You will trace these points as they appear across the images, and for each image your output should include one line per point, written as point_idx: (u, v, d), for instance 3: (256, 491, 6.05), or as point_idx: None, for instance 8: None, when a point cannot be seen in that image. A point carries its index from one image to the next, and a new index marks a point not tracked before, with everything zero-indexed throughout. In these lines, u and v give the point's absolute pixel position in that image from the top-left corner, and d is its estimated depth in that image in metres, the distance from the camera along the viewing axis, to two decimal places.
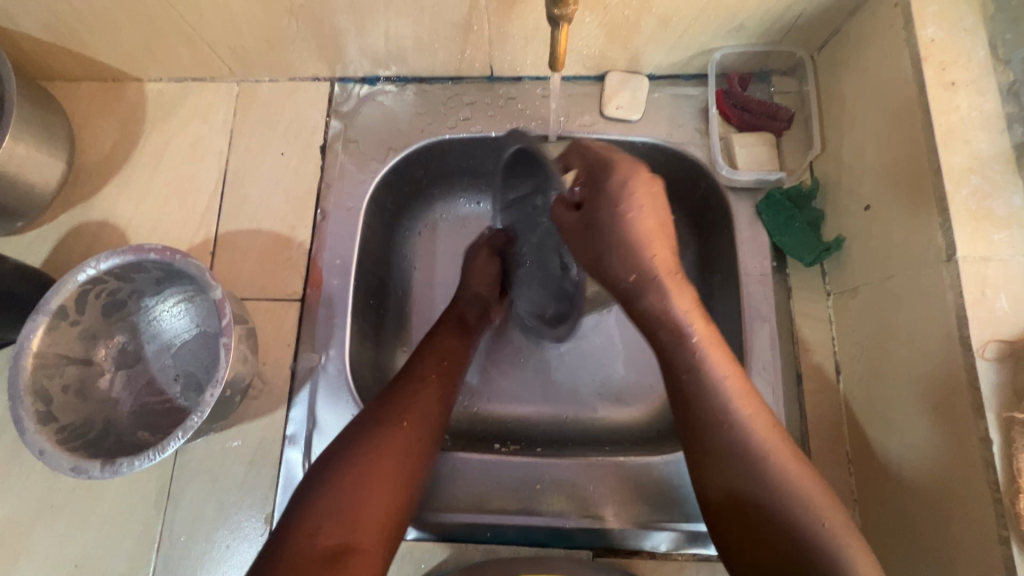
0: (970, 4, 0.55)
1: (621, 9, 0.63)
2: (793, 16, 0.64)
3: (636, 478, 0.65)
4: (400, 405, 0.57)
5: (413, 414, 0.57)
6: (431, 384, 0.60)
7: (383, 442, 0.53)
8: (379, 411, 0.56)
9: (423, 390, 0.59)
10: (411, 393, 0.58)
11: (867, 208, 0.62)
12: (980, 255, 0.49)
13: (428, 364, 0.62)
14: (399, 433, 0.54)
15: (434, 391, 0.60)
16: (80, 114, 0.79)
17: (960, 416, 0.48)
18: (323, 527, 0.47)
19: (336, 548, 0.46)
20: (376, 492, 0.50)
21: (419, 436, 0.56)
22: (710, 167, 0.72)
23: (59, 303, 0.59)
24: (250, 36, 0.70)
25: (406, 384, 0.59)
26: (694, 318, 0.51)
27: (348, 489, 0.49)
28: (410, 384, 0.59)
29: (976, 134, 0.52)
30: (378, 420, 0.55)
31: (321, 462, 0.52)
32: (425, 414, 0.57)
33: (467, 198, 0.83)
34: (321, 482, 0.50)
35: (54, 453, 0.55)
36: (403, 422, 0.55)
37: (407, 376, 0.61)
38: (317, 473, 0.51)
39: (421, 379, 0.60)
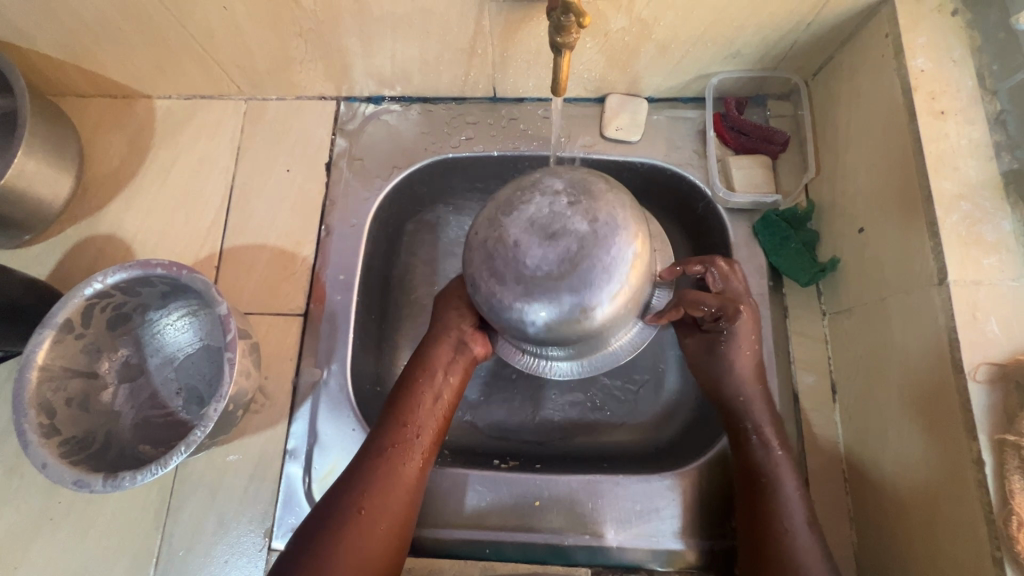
0: (957, 36, 0.57)
1: (622, 35, 0.65)
2: (788, 44, 0.67)
3: (634, 494, 0.66)
4: (358, 492, 0.56)
5: (373, 504, 0.56)
6: (394, 465, 0.58)
7: (341, 540, 0.53)
8: (341, 502, 0.56)
9: (386, 472, 0.57)
10: (374, 476, 0.57)
11: (861, 231, 0.63)
12: (970, 279, 0.50)
13: (393, 438, 0.59)
14: (359, 527, 0.54)
15: (399, 472, 0.57)
16: (90, 129, 0.80)
17: (953, 438, 0.49)
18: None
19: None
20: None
21: (382, 526, 0.55)
22: (708, 188, 0.73)
23: (66, 316, 0.60)
24: (260, 57, 0.72)
25: (371, 465, 0.57)
26: (757, 393, 0.62)
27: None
28: (380, 468, 0.57)
29: (965, 161, 0.53)
30: (335, 516, 0.55)
31: (289, 550, 0.54)
32: (387, 499, 0.56)
33: None
34: (289, 571, 0.52)
35: (57, 466, 0.55)
36: (361, 511, 0.55)
37: (370, 454, 0.58)
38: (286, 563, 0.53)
39: (387, 458, 0.58)
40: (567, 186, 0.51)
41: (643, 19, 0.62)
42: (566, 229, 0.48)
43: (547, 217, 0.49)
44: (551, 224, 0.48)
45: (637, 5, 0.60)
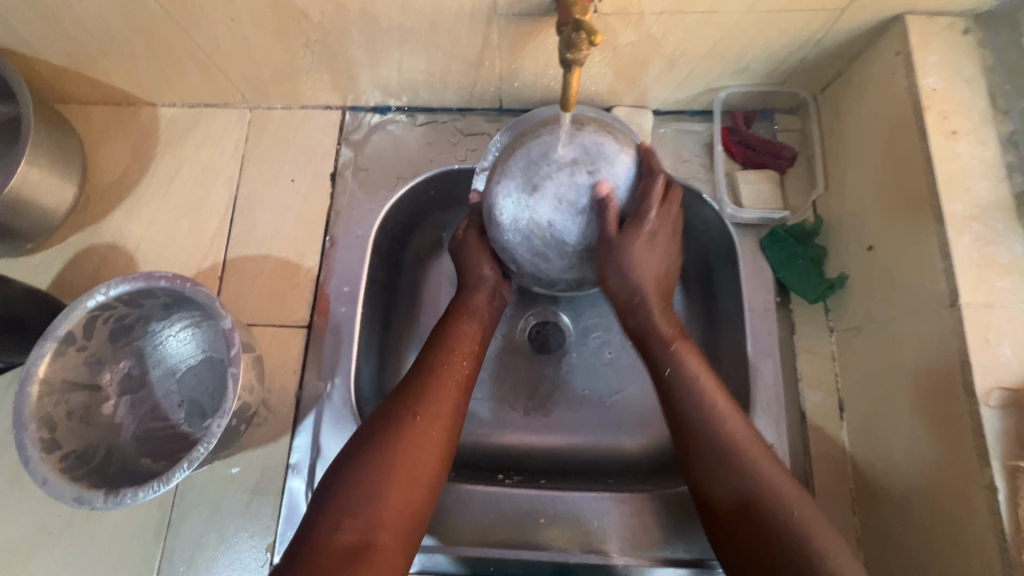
0: (968, 55, 0.57)
1: (631, 50, 0.65)
2: (797, 60, 0.66)
3: (640, 512, 0.65)
4: (413, 397, 0.56)
5: (426, 405, 0.56)
6: (446, 375, 0.58)
7: (401, 436, 0.53)
8: (395, 405, 0.56)
9: (438, 383, 0.58)
10: (427, 382, 0.57)
11: (870, 249, 0.63)
12: (983, 302, 0.50)
13: (443, 351, 0.60)
14: (416, 425, 0.54)
15: (450, 380, 0.58)
16: (93, 137, 0.80)
17: (965, 463, 0.49)
18: (345, 520, 0.48)
19: (357, 544, 0.47)
20: (396, 485, 0.50)
21: (437, 425, 0.55)
22: (715, 203, 0.73)
23: (68, 328, 0.59)
24: (265, 67, 0.71)
25: (422, 375, 0.58)
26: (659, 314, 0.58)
27: (368, 481, 0.50)
28: (426, 377, 0.58)
29: (977, 182, 0.53)
30: (391, 414, 0.55)
31: (345, 455, 0.53)
32: (441, 405, 0.56)
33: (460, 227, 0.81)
34: (347, 469, 0.51)
35: (58, 482, 0.54)
36: (417, 414, 0.55)
37: (423, 366, 0.59)
38: (343, 465, 0.52)
39: (436, 369, 0.59)
40: (579, 154, 0.54)
41: (652, 35, 0.62)
42: (593, 206, 0.53)
43: (572, 192, 0.53)
44: (578, 200, 0.53)
45: (647, 21, 0.60)
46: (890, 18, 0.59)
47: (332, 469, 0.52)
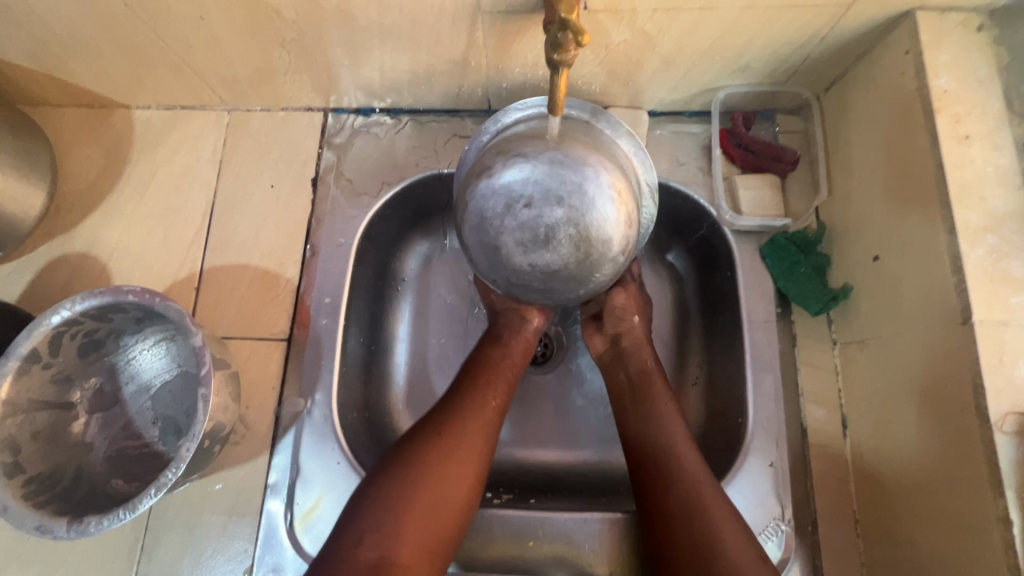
0: (983, 54, 0.54)
1: (624, 48, 0.61)
2: (800, 58, 0.63)
3: (631, 534, 0.63)
4: (446, 421, 0.54)
5: (467, 427, 0.54)
6: (481, 400, 0.57)
7: (430, 458, 0.51)
8: (427, 426, 0.54)
9: (474, 407, 0.56)
10: (463, 404, 0.56)
11: (876, 259, 0.59)
12: (997, 319, 0.47)
13: (477, 376, 0.59)
14: (448, 449, 0.52)
15: (484, 406, 0.57)
16: (65, 141, 0.76)
17: (976, 491, 0.46)
18: (366, 536, 0.46)
19: (379, 560, 0.45)
20: (420, 507, 0.48)
21: (469, 452, 0.53)
22: (713, 209, 0.70)
23: (30, 346, 0.56)
24: (242, 68, 0.68)
25: (458, 399, 0.57)
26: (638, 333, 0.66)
27: (396, 494, 0.49)
28: (468, 396, 0.56)
29: (992, 191, 0.50)
30: (422, 435, 0.53)
31: (374, 473, 0.51)
32: (473, 429, 0.54)
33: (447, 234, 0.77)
34: (376, 487, 0.50)
35: (19, 510, 0.52)
36: (447, 436, 0.53)
37: (457, 389, 0.58)
38: (371, 482, 0.50)
39: (472, 394, 0.57)
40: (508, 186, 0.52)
41: (646, 32, 0.59)
42: (552, 223, 0.51)
43: (529, 229, 0.51)
44: (538, 231, 0.51)
45: (640, 18, 0.56)
46: (900, 14, 0.56)
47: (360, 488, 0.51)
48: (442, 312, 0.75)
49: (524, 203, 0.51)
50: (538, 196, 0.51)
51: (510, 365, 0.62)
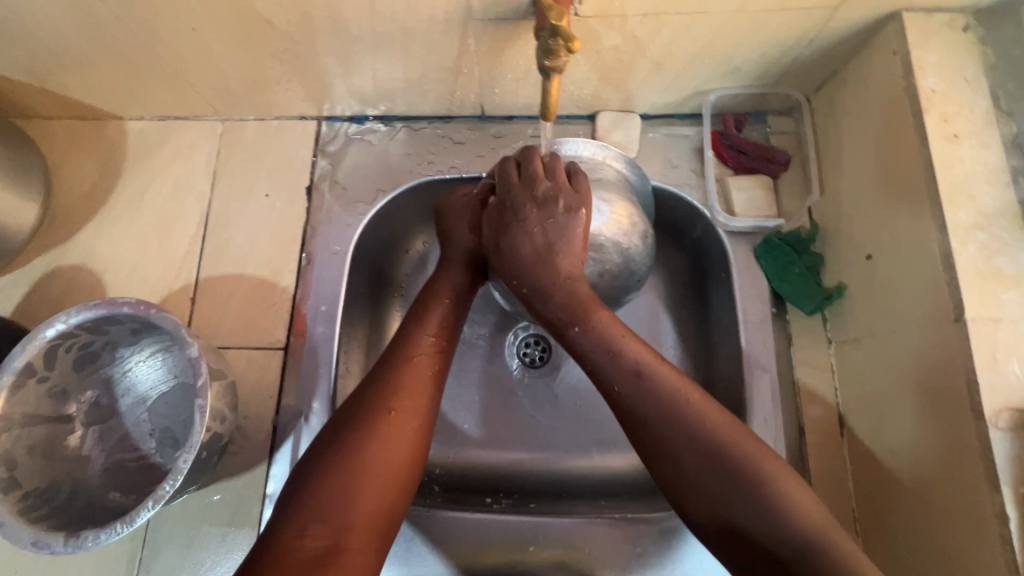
0: (969, 53, 0.54)
1: (615, 53, 0.62)
2: (790, 60, 0.63)
3: (632, 536, 0.63)
4: (386, 395, 0.52)
5: (401, 399, 0.52)
6: (423, 370, 0.55)
7: (373, 438, 0.49)
8: (369, 403, 0.52)
9: (413, 377, 0.54)
10: (404, 376, 0.54)
11: (869, 257, 0.60)
12: (989, 316, 0.47)
13: (417, 344, 0.57)
14: (393, 425, 0.51)
15: (426, 374, 0.55)
16: (58, 154, 0.76)
17: (973, 487, 0.46)
18: (311, 525, 0.44)
19: (326, 549, 0.44)
20: (369, 488, 0.47)
21: (413, 425, 0.52)
22: (706, 210, 0.70)
23: (25, 361, 0.56)
24: (234, 78, 0.68)
25: (398, 370, 0.54)
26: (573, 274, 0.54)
27: (337, 477, 0.47)
28: (395, 367, 0.55)
29: (981, 189, 0.50)
30: (364, 414, 0.51)
31: (314, 458, 0.49)
32: (418, 402, 0.53)
33: None
34: (316, 472, 0.47)
35: (16, 526, 0.51)
36: (392, 411, 0.51)
37: (397, 355, 0.56)
38: (311, 469, 0.48)
39: (413, 363, 0.55)
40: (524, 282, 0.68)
41: (637, 37, 0.59)
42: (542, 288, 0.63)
43: None
44: None
45: (630, 24, 0.57)
46: (886, 16, 0.57)
47: (295, 475, 0.48)
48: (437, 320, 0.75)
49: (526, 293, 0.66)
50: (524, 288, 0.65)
51: (452, 327, 0.61)
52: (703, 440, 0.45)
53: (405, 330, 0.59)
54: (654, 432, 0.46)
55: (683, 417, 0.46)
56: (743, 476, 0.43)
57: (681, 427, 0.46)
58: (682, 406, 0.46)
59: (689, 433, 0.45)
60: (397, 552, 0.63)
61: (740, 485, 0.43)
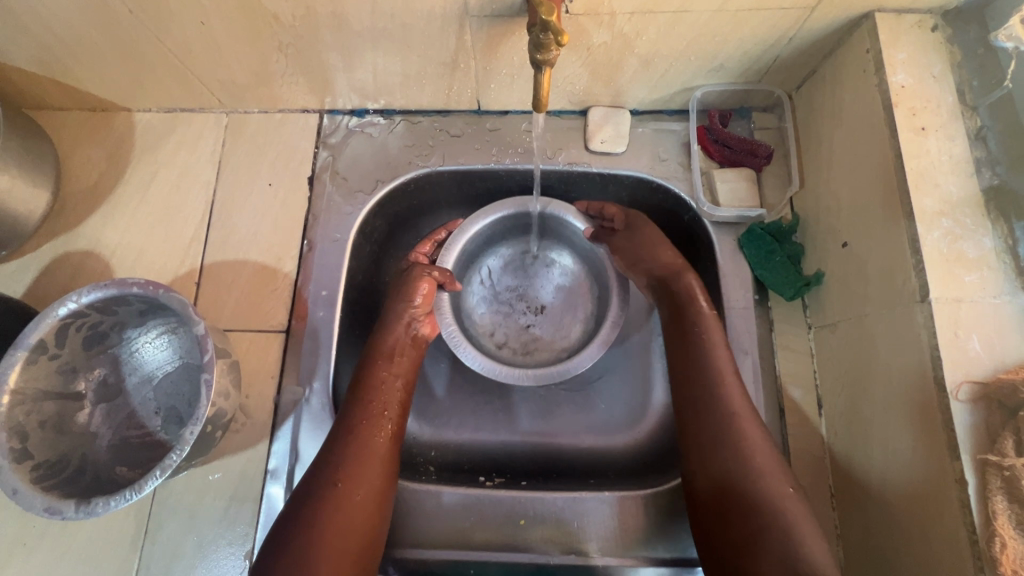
0: (938, 52, 0.58)
1: (604, 50, 0.65)
2: (771, 58, 0.66)
3: (619, 510, 0.65)
4: (332, 474, 0.57)
5: (350, 471, 0.57)
6: (373, 442, 0.60)
7: (329, 508, 0.55)
8: (321, 483, 0.56)
9: (358, 453, 0.59)
10: (348, 452, 0.58)
11: (845, 245, 0.63)
12: (952, 297, 0.50)
13: (361, 412, 0.61)
14: (338, 498, 0.55)
15: (370, 447, 0.59)
16: (68, 144, 0.79)
17: (936, 456, 0.49)
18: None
19: None
20: (328, 552, 0.53)
21: (362, 492, 0.57)
22: (693, 201, 0.74)
23: (38, 337, 0.58)
24: (240, 72, 0.71)
25: (337, 449, 0.59)
26: (688, 277, 0.68)
27: (302, 542, 0.52)
28: (350, 440, 0.59)
29: (946, 178, 0.54)
30: (313, 492, 0.56)
31: (280, 534, 0.53)
32: (365, 471, 0.58)
33: None
34: (291, 533, 0.53)
35: (29, 493, 0.54)
36: (338, 483, 0.56)
37: (347, 424, 0.60)
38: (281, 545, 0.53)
39: (359, 442, 0.59)
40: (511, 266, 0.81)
41: (624, 34, 0.62)
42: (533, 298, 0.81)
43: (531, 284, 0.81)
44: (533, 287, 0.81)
45: (618, 21, 0.60)
46: (860, 16, 0.60)
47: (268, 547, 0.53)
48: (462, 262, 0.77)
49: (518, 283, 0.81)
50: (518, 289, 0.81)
51: (395, 392, 0.65)
52: (729, 430, 0.57)
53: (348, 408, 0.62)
54: (705, 421, 0.59)
55: (726, 415, 0.58)
56: (748, 461, 0.55)
57: (726, 422, 0.58)
58: (729, 402, 0.59)
59: (720, 423, 0.58)
60: (393, 526, 0.65)
61: (749, 469, 0.55)
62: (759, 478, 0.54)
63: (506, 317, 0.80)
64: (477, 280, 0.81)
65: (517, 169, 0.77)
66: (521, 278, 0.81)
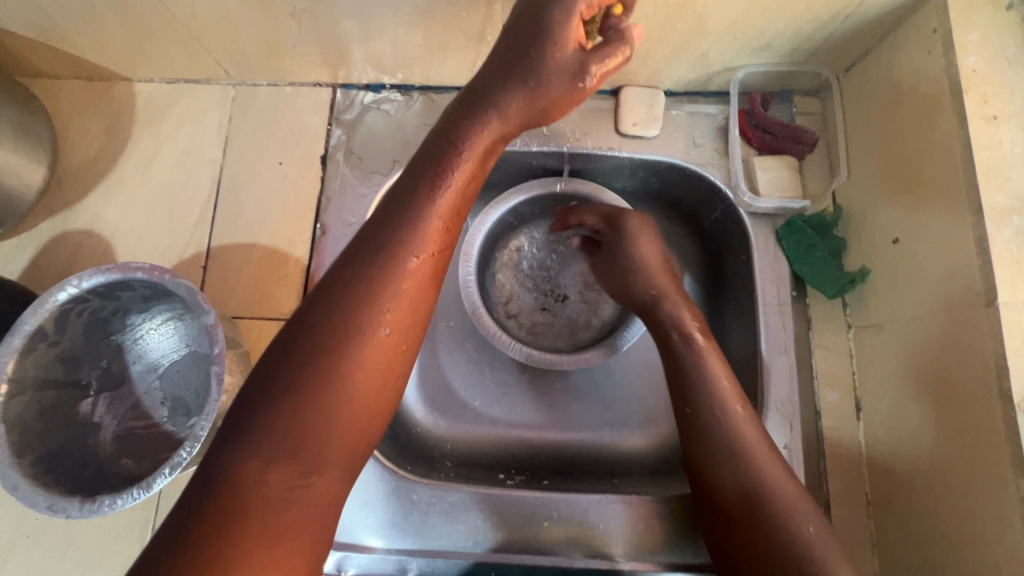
0: (1012, 34, 0.53)
1: (645, 24, 0.59)
2: (823, 37, 0.61)
3: (647, 515, 0.63)
4: (376, 307, 0.41)
5: (392, 314, 0.42)
6: (427, 275, 0.44)
7: (351, 369, 0.39)
8: (358, 309, 0.41)
9: (410, 285, 0.42)
10: (396, 282, 0.42)
11: (896, 241, 0.59)
12: (1022, 301, 0.47)
13: (394, 239, 0.43)
14: (379, 354, 0.41)
15: (421, 277, 0.43)
16: (64, 115, 0.74)
17: (997, 471, 0.46)
18: (269, 466, 0.36)
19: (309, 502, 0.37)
20: (339, 428, 0.39)
21: (398, 346, 0.42)
22: (730, 190, 0.69)
23: (37, 324, 0.55)
24: (249, 40, 0.66)
25: (379, 264, 0.42)
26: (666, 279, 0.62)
27: (308, 412, 0.38)
28: (374, 261, 0.42)
29: (1019, 172, 0.49)
30: (335, 343, 0.39)
31: (267, 375, 0.38)
32: (413, 332, 0.43)
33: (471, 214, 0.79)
34: (280, 395, 0.38)
35: (29, 489, 0.50)
36: (386, 333, 0.41)
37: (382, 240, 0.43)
38: (267, 384, 0.38)
39: (403, 269, 0.42)
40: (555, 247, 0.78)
41: (669, 7, 0.57)
42: (563, 286, 0.77)
43: (565, 271, 0.78)
44: (567, 274, 0.78)
45: None
46: None
47: (242, 403, 0.38)
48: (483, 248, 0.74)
49: (554, 265, 0.78)
50: (553, 271, 0.78)
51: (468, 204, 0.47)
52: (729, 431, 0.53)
53: (426, 175, 0.45)
54: (711, 456, 0.53)
55: (725, 413, 0.54)
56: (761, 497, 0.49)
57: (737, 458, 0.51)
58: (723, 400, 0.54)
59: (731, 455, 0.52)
60: (411, 525, 0.62)
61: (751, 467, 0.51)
62: (780, 518, 0.48)
63: (529, 295, 0.77)
64: (512, 252, 0.78)
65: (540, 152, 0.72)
66: (554, 261, 0.78)
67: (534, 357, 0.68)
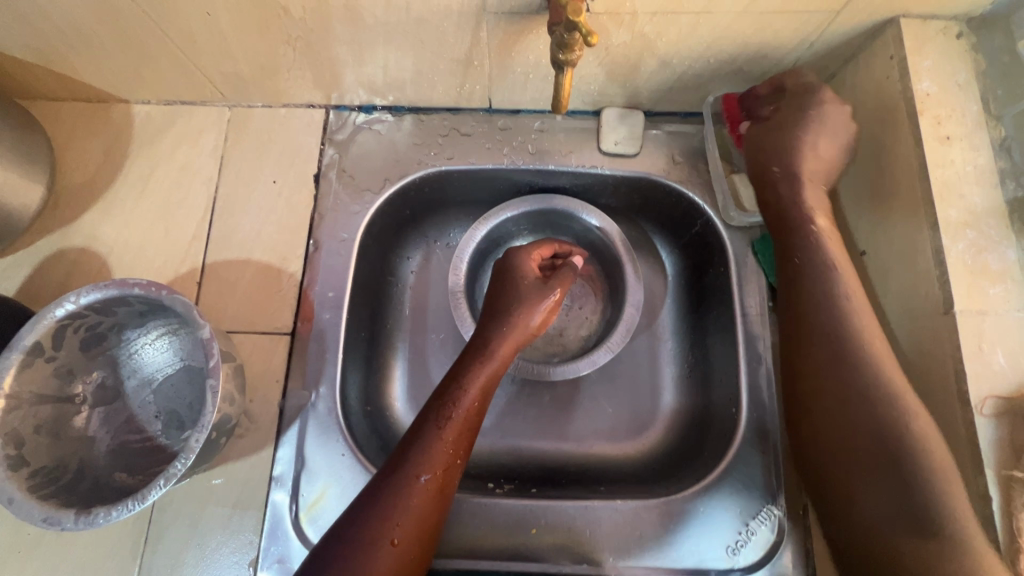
0: (962, 60, 0.57)
1: (623, 50, 0.63)
2: (791, 62, 0.65)
3: (632, 520, 0.64)
4: (388, 522, 0.49)
5: (430, 464, 0.53)
6: (460, 433, 0.55)
7: (397, 504, 0.50)
8: (406, 456, 0.53)
9: (420, 502, 0.51)
10: (438, 434, 0.54)
11: (863, 253, 0.62)
12: (976, 309, 0.50)
13: (440, 398, 0.57)
14: (390, 561, 0.48)
15: (431, 498, 0.52)
16: (62, 136, 0.76)
17: (957, 469, 0.49)
18: None
19: None
20: (388, 554, 0.48)
21: (438, 482, 0.52)
22: (710, 208, 0.72)
23: (34, 339, 0.56)
24: (246, 65, 0.68)
25: (401, 492, 0.51)
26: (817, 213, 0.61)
27: (371, 530, 0.49)
28: (425, 420, 0.55)
29: (971, 188, 0.53)
30: (390, 481, 0.51)
31: (348, 510, 0.51)
32: (447, 484, 0.53)
33: (461, 229, 0.82)
34: (354, 518, 0.50)
35: (25, 502, 0.52)
36: (425, 479, 0.52)
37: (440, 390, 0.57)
38: (346, 516, 0.51)
39: (414, 489, 0.51)
40: None
41: (645, 35, 0.60)
42: None
43: None
44: None
45: (640, 21, 0.58)
46: (884, 22, 0.59)
47: (326, 540, 0.49)
48: (472, 265, 0.76)
49: None
50: None
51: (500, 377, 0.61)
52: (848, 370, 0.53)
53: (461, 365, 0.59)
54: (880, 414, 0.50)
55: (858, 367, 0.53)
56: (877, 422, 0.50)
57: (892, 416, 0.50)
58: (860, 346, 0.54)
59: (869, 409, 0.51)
60: None
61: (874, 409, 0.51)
62: (885, 435, 0.50)
63: None
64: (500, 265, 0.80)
65: (526, 170, 0.75)
66: None
67: (528, 368, 0.71)
